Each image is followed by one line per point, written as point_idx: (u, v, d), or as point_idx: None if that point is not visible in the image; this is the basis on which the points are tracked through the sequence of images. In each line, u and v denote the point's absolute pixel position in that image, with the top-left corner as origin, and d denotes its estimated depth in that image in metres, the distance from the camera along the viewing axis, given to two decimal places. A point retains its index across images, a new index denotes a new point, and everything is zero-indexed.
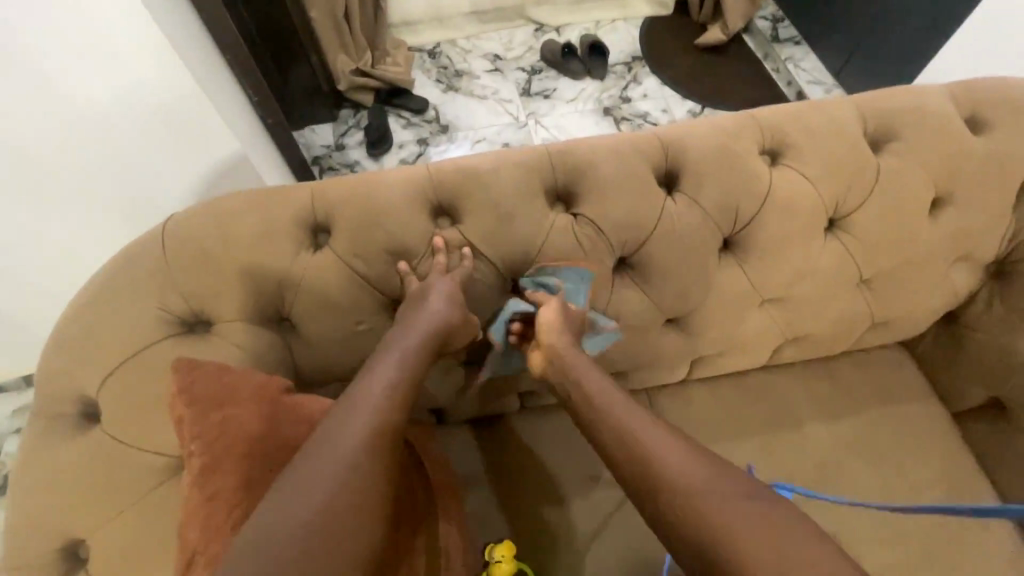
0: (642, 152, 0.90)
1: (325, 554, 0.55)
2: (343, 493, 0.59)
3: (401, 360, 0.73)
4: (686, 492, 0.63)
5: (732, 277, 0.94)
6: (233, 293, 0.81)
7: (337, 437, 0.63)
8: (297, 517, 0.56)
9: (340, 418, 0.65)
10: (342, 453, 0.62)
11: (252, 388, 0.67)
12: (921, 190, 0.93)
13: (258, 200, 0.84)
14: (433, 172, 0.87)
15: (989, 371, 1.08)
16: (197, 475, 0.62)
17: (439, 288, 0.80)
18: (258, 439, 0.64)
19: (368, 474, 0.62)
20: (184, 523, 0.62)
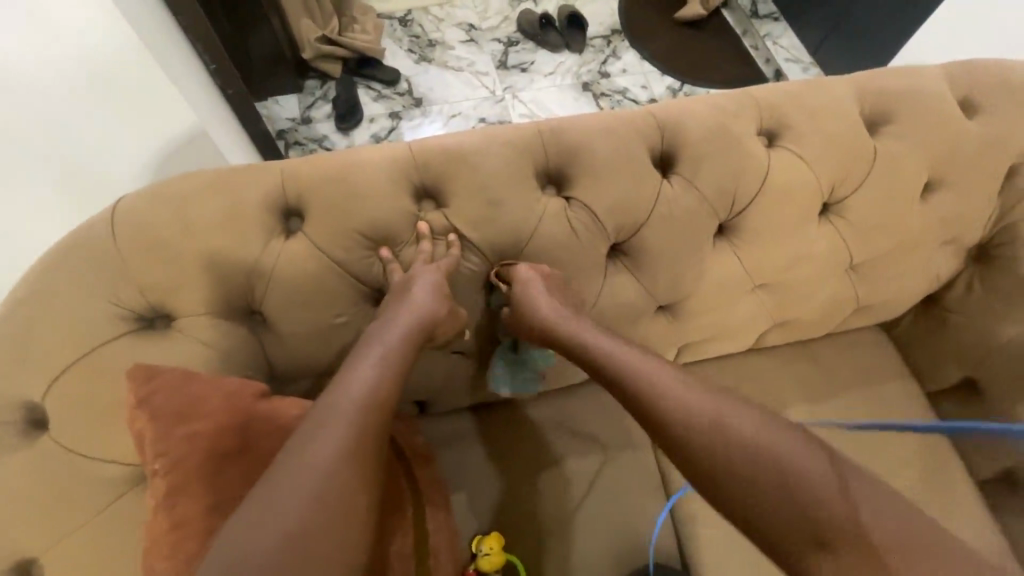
0: (638, 132, 0.85)
1: (304, 563, 0.49)
2: (326, 502, 0.53)
3: (384, 354, 0.68)
4: (689, 418, 0.62)
5: (725, 263, 0.92)
6: (197, 285, 0.74)
7: (315, 440, 0.57)
8: (273, 530, 0.50)
9: (317, 421, 0.59)
10: (321, 457, 0.56)
11: (220, 395, 0.61)
12: (914, 174, 0.92)
13: (221, 181, 0.76)
14: (416, 151, 0.81)
15: (965, 352, 1.11)
16: (163, 496, 0.57)
17: (425, 279, 0.74)
18: (229, 453, 0.59)
19: (353, 481, 0.56)
20: (151, 549, 0.57)
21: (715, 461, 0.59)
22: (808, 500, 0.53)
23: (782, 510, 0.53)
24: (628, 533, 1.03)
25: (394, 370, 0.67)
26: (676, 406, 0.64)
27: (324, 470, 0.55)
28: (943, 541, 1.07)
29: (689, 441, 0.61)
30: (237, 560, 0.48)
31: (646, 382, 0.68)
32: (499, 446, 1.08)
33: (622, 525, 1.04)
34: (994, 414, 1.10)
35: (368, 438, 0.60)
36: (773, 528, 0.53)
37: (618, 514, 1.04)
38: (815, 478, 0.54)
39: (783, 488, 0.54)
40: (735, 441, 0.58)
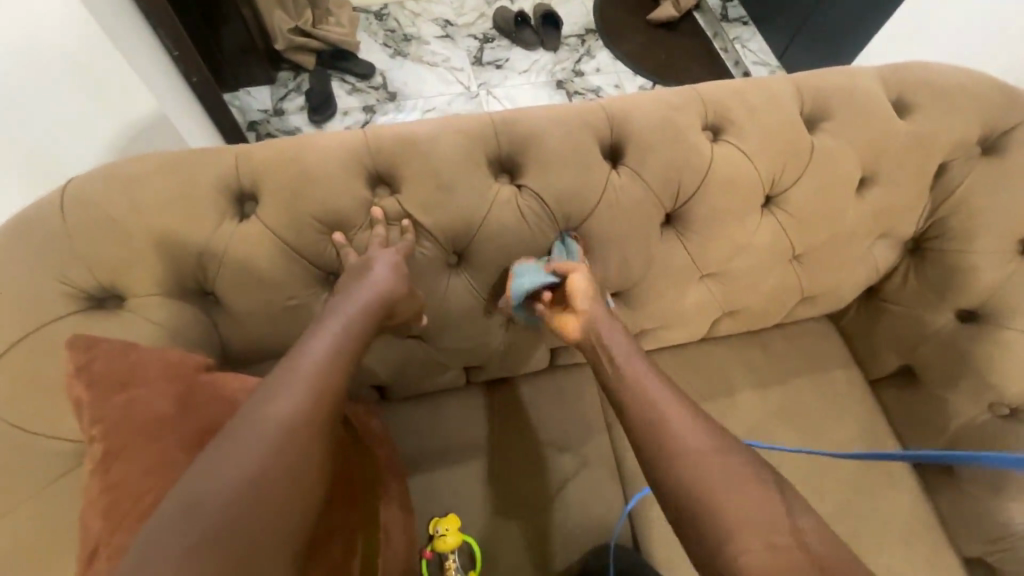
0: (588, 123, 0.88)
1: (248, 525, 0.51)
2: (279, 463, 0.55)
3: (345, 324, 0.69)
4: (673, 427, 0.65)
5: (673, 251, 0.96)
6: (148, 264, 0.75)
7: (271, 404, 0.59)
8: (217, 493, 0.52)
9: (268, 391, 0.60)
10: (277, 420, 0.57)
11: (162, 365, 0.63)
12: (851, 168, 0.97)
13: (175, 163, 0.77)
14: (371, 138, 0.83)
15: (902, 341, 1.17)
16: (100, 461, 0.58)
17: (382, 260, 0.77)
18: (171, 419, 0.60)
19: (301, 449, 0.57)
20: (87, 511, 0.58)
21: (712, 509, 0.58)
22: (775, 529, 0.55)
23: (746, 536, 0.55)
24: (580, 513, 1.06)
25: (355, 340, 0.68)
26: (688, 454, 0.62)
27: (279, 432, 0.57)
28: (878, 520, 1.12)
29: (689, 483, 0.61)
30: (190, 515, 0.50)
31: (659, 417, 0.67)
32: (459, 430, 1.11)
33: (576, 507, 1.07)
34: (927, 399, 1.16)
35: (327, 404, 0.61)
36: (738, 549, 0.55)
37: (570, 496, 1.07)
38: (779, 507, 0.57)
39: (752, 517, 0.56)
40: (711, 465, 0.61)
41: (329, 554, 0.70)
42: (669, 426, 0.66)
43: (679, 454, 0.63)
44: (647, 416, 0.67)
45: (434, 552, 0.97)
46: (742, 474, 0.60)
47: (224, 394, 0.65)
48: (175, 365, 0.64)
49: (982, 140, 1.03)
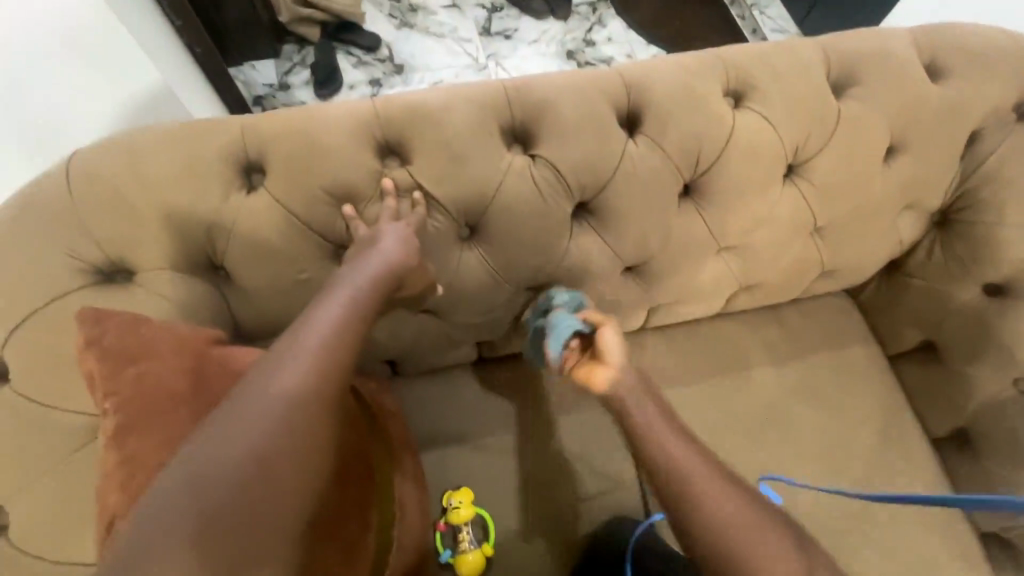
0: (605, 91, 0.85)
1: (257, 493, 0.52)
2: (283, 436, 0.55)
3: (352, 297, 0.67)
4: (697, 484, 0.64)
5: (691, 224, 0.93)
6: (156, 240, 0.73)
7: (275, 377, 0.58)
8: (225, 459, 0.52)
9: (276, 359, 0.59)
10: (281, 392, 0.57)
11: (172, 341, 0.62)
12: (878, 136, 0.93)
13: (181, 135, 0.76)
14: (380, 107, 0.80)
15: (925, 316, 1.14)
16: (113, 436, 0.58)
17: (392, 233, 0.75)
18: (184, 394, 0.60)
19: (309, 418, 0.57)
20: (102, 487, 0.58)
21: None
22: None
23: None
24: (593, 488, 1.06)
25: (362, 314, 0.67)
26: (727, 528, 0.61)
27: (282, 406, 0.56)
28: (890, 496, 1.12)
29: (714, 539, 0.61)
30: (194, 487, 0.51)
31: (688, 481, 0.65)
32: (471, 406, 1.11)
33: (590, 483, 1.07)
34: (946, 376, 1.14)
35: (333, 378, 0.61)
36: None
37: (583, 471, 1.07)
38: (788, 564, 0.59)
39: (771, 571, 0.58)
40: (732, 523, 0.61)
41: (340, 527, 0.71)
42: (706, 496, 0.64)
43: (715, 525, 0.62)
44: (672, 473, 0.66)
45: (448, 526, 1.00)
46: (763, 533, 0.61)
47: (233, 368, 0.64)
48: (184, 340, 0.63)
49: (1019, 105, 0.97)
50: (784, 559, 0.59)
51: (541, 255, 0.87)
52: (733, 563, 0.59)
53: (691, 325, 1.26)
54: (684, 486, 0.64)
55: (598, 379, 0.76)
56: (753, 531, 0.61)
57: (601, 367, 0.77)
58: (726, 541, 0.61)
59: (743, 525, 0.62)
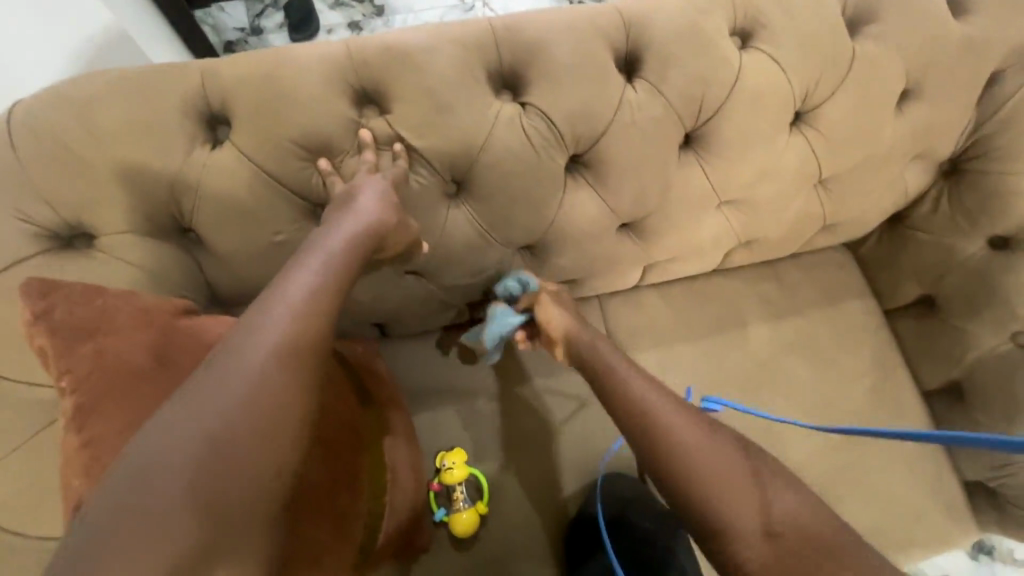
0: (601, 29, 0.77)
1: (225, 472, 0.49)
2: (247, 418, 0.51)
3: (327, 266, 0.63)
4: (667, 425, 0.66)
5: (692, 177, 0.88)
6: (115, 200, 0.68)
7: (241, 354, 0.54)
8: (188, 439, 0.49)
9: (243, 332, 0.55)
10: (243, 374, 0.53)
11: (132, 314, 0.59)
12: (892, 80, 0.87)
13: (133, 82, 0.68)
14: (353, 49, 0.72)
15: (925, 269, 1.11)
16: (72, 417, 0.55)
17: (370, 188, 0.69)
18: (147, 371, 0.57)
19: (281, 391, 0.53)
20: (66, 471, 0.55)
21: (728, 520, 0.59)
22: (773, 516, 0.58)
23: (738, 517, 0.59)
24: (586, 446, 1.07)
25: (337, 284, 0.62)
26: (703, 466, 0.62)
27: (245, 389, 0.52)
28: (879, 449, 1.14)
29: (689, 476, 0.62)
30: (145, 480, 0.47)
31: (659, 424, 0.67)
32: (463, 367, 1.08)
33: (583, 444, 1.07)
34: (943, 330, 1.13)
35: (304, 356, 0.56)
36: (722, 532, 0.59)
37: (577, 430, 1.07)
38: (772, 495, 0.60)
39: (744, 497, 0.60)
40: (701, 459, 0.63)
41: (323, 495, 0.69)
42: (677, 435, 0.65)
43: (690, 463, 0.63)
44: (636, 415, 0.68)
45: (441, 486, 1.00)
46: (735, 464, 0.63)
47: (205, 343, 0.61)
48: (148, 314, 0.60)
49: None
50: (762, 493, 0.60)
51: (534, 212, 0.82)
52: (708, 501, 0.61)
53: (688, 282, 1.23)
54: (655, 426, 0.67)
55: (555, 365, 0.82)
56: (720, 461, 0.63)
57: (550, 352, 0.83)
58: (699, 475, 0.62)
59: (715, 458, 0.63)
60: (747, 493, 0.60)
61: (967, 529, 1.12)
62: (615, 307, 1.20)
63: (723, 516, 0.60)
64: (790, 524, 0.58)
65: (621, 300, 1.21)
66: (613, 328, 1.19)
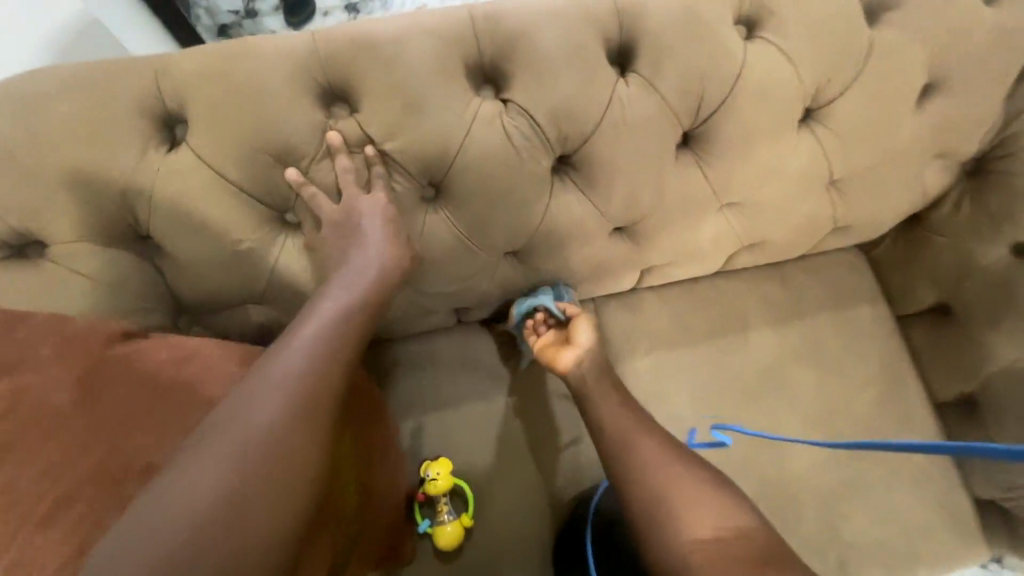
0: (592, 18, 0.70)
1: (239, 526, 0.45)
2: (264, 465, 0.48)
3: (340, 306, 0.62)
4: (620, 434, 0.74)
5: (690, 179, 0.81)
6: (65, 208, 0.64)
7: (258, 399, 0.52)
8: (200, 490, 0.45)
9: (259, 376, 0.53)
10: (261, 421, 0.50)
11: (52, 345, 0.56)
12: (913, 73, 0.79)
13: (81, 81, 0.63)
14: (319, 41, 0.66)
15: (942, 275, 1.04)
16: None
17: (375, 219, 0.68)
18: (70, 407, 0.53)
19: (299, 438, 0.51)
20: None
21: (651, 513, 0.66)
22: (684, 522, 0.64)
23: (658, 526, 0.65)
24: (577, 456, 1.03)
25: (352, 325, 0.61)
26: (641, 470, 0.70)
27: (265, 437, 0.49)
28: (885, 462, 1.09)
29: (631, 483, 0.69)
30: (153, 536, 0.43)
31: (613, 429, 0.74)
32: (449, 375, 1.04)
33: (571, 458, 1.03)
34: (960, 340, 1.06)
35: (324, 400, 0.54)
36: (641, 513, 0.67)
37: (567, 440, 1.03)
38: (690, 500, 0.66)
39: (670, 502, 0.66)
40: (643, 468, 0.70)
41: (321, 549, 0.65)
42: (629, 442, 0.72)
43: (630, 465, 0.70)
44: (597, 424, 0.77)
45: (425, 496, 0.97)
46: (671, 473, 0.69)
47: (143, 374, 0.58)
48: (81, 342, 0.57)
49: None
50: (681, 474, 0.69)
51: (518, 218, 0.76)
52: (639, 487, 0.69)
53: (688, 284, 1.17)
54: (609, 433, 0.74)
55: (563, 360, 0.84)
56: (656, 473, 0.69)
57: (567, 350, 0.85)
58: (634, 479, 0.69)
59: (658, 472, 0.69)
60: (671, 492, 0.67)
61: (978, 549, 1.06)
62: (611, 310, 1.15)
63: (650, 513, 0.66)
64: (704, 530, 0.63)
65: (617, 302, 1.16)
66: (608, 333, 1.14)
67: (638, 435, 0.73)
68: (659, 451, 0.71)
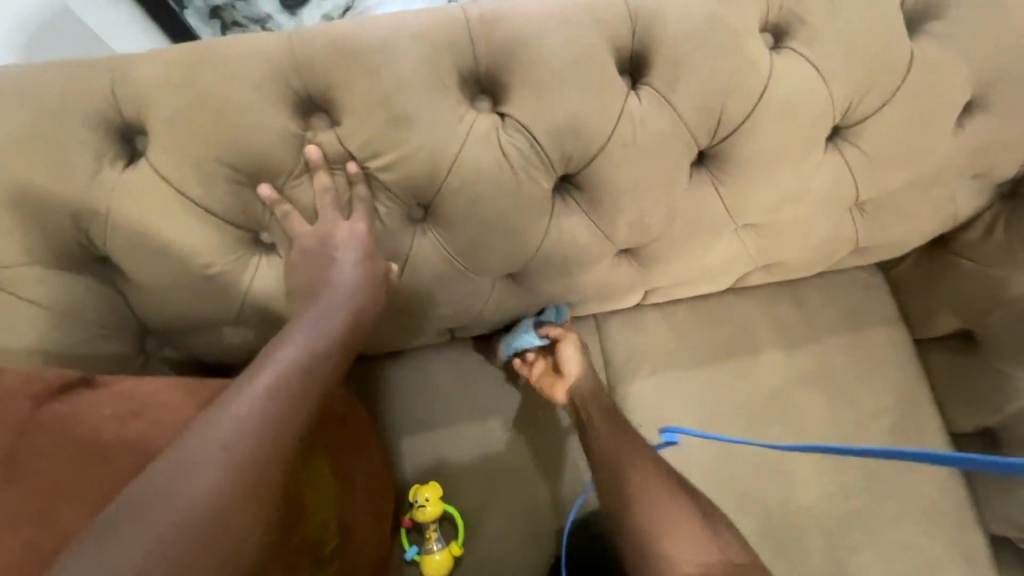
0: (601, 24, 0.63)
1: None
2: (196, 544, 0.43)
3: (305, 350, 0.56)
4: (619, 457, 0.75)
5: (704, 201, 0.74)
6: (10, 227, 0.58)
7: (199, 461, 0.46)
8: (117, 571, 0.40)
9: (204, 429, 0.47)
10: (190, 493, 0.44)
11: None
12: (954, 89, 0.72)
13: (27, 87, 0.57)
14: (295, 46, 0.59)
15: (968, 302, 0.98)
16: None
17: (350, 249, 0.62)
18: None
19: (241, 512, 0.45)
20: None
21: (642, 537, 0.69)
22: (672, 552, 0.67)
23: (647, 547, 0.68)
24: (572, 484, 0.97)
25: (312, 372, 0.55)
26: (635, 498, 0.71)
27: (192, 511, 0.43)
28: (896, 495, 1.03)
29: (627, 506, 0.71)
30: None
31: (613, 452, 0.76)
32: (441, 396, 0.97)
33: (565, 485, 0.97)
34: (983, 370, 1.00)
35: (269, 465, 0.48)
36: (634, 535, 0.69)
37: (562, 467, 0.97)
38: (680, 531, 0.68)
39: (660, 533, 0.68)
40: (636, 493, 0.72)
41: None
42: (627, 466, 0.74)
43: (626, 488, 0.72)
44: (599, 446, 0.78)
45: (413, 522, 0.92)
46: (666, 503, 0.70)
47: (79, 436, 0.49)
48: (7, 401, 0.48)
49: None
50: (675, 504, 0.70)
51: (514, 241, 0.70)
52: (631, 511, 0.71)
53: (696, 301, 1.11)
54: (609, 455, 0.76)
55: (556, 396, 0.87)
56: (648, 498, 0.71)
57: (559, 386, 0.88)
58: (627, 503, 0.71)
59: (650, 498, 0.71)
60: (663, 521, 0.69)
61: None
62: (614, 328, 1.09)
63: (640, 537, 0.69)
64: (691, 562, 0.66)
65: (620, 319, 1.10)
66: (609, 351, 1.09)
67: (635, 457, 0.75)
68: (654, 476, 0.73)
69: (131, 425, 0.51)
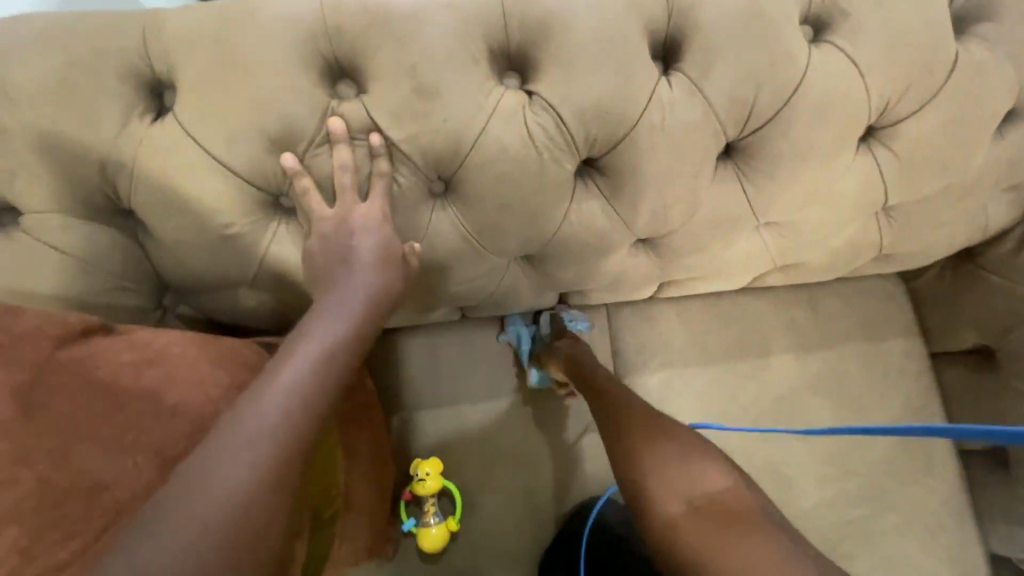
0: (637, 6, 0.61)
1: None
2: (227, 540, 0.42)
3: (324, 343, 0.56)
4: (623, 404, 0.75)
5: (728, 196, 0.73)
6: (38, 173, 0.58)
7: (223, 459, 0.45)
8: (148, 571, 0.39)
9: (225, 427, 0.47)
10: (223, 485, 0.43)
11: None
12: (998, 96, 0.70)
13: (61, 36, 0.57)
14: (327, 10, 0.59)
15: (989, 319, 0.96)
16: None
17: (370, 231, 0.63)
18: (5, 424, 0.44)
19: (269, 505, 0.44)
20: None
21: (636, 470, 0.67)
22: (667, 486, 0.64)
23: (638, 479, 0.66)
24: (571, 470, 0.97)
25: (336, 366, 0.55)
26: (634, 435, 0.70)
27: (233, 509, 0.43)
28: (898, 506, 1.03)
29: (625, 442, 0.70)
30: None
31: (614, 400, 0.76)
32: (446, 375, 0.97)
33: (564, 469, 0.97)
34: (999, 388, 0.99)
35: (298, 451, 0.48)
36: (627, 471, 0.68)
37: (562, 453, 0.98)
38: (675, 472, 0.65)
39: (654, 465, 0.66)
40: (635, 432, 0.70)
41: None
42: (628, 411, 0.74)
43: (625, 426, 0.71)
44: (602, 394, 0.78)
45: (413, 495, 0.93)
46: (665, 444, 0.68)
47: (94, 383, 0.48)
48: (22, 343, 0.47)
49: None
50: (676, 446, 0.68)
51: (533, 223, 0.70)
52: (627, 446, 0.69)
53: (710, 297, 1.10)
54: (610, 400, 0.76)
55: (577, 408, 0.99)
56: (649, 435, 0.69)
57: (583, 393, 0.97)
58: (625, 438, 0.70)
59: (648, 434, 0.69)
60: (658, 459, 0.67)
61: None
62: (625, 319, 1.09)
63: (635, 472, 0.67)
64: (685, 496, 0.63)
65: (632, 310, 1.09)
66: (618, 341, 1.09)
67: (639, 408, 0.74)
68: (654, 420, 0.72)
69: (146, 375, 0.50)
